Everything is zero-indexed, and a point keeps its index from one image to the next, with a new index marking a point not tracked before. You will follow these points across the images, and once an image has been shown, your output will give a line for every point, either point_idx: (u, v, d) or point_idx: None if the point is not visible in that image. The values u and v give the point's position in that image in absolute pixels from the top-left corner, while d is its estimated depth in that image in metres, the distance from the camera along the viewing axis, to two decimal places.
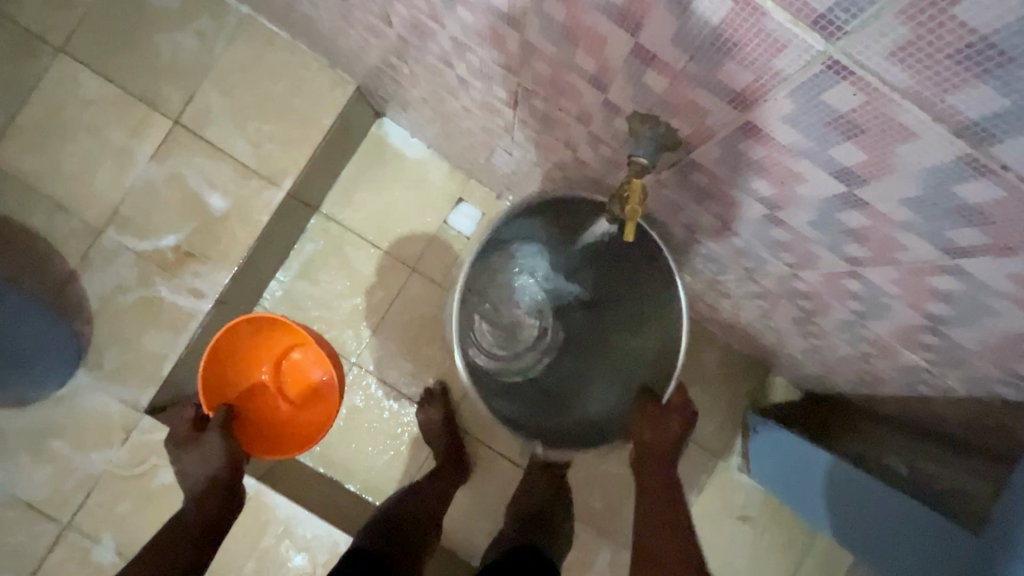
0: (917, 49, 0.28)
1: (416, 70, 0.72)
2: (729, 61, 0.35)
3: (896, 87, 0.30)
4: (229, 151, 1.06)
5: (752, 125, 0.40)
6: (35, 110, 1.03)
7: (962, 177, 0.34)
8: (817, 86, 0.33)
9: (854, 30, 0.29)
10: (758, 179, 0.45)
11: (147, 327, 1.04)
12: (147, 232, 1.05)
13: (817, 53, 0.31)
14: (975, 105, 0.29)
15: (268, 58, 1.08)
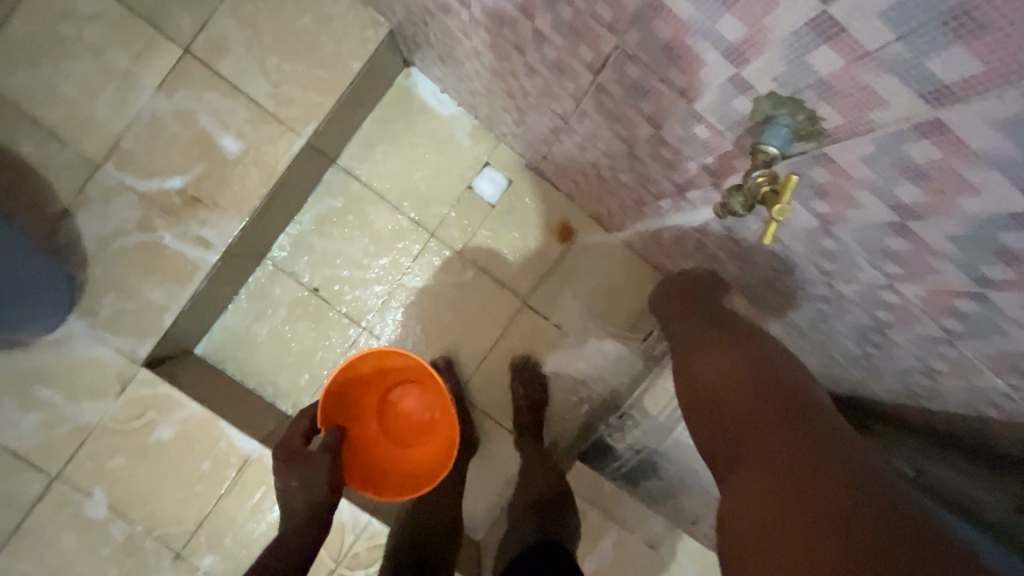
0: None
1: (481, 17, 0.65)
2: (957, 45, 0.29)
3: None
4: (246, 88, 0.97)
5: (943, 123, 0.34)
6: (27, 20, 0.91)
7: None
8: None
9: None
10: (909, 180, 0.40)
11: (149, 275, 0.97)
12: (151, 171, 0.96)
13: None
14: None
15: None
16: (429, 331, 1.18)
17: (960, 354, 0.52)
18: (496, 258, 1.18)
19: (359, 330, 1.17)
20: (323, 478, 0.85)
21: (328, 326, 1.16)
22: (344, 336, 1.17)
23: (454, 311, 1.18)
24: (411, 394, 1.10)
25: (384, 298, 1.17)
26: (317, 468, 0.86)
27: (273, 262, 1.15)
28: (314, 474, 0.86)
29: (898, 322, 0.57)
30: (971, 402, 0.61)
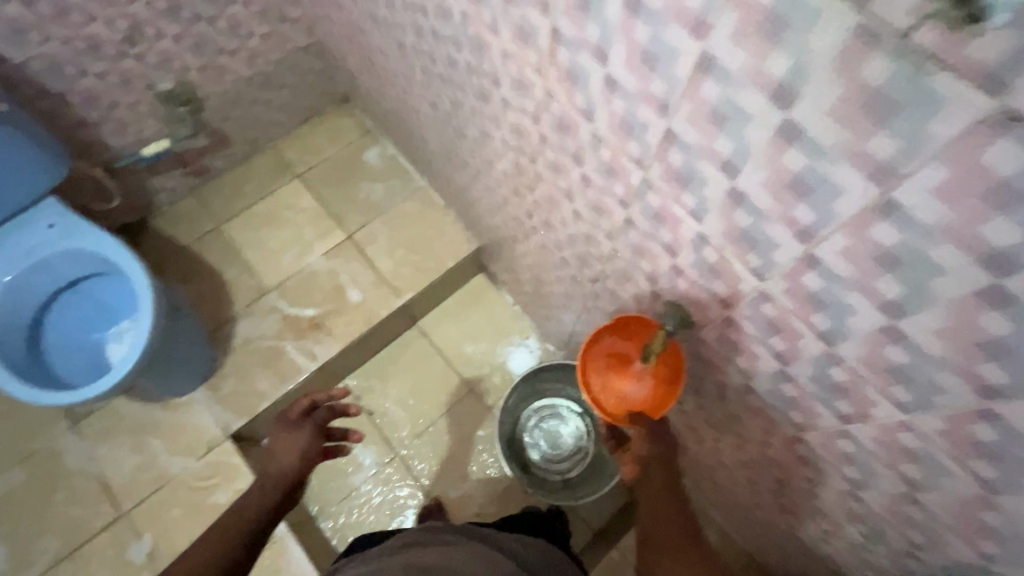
0: (953, 335, 0.40)
1: (535, 247, 1.08)
2: (812, 309, 0.50)
3: (929, 356, 0.43)
4: (376, 265, 1.45)
5: (833, 356, 0.52)
6: (264, 206, 1.50)
7: (974, 423, 0.44)
8: (879, 343, 0.46)
9: (907, 316, 0.42)
10: (776, 393, 0.65)
11: (263, 370, 1.32)
12: (297, 303, 1.40)
13: (884, 323, 0.44)
14: (998, 377, 0.39)
15: (427, 213, 1.50)
16: (448, 470, 1.40)
17: (823, 505, 0.73)
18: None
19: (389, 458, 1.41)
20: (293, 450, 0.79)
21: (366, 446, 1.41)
22: (376, 456, 1.41)
23: (474, 457, 1.41)
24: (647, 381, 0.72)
25: (417, 433, 1.43)
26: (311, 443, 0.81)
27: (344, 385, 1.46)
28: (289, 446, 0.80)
29: (790, 482, 0.78)
30: (859, 564, 0.77)
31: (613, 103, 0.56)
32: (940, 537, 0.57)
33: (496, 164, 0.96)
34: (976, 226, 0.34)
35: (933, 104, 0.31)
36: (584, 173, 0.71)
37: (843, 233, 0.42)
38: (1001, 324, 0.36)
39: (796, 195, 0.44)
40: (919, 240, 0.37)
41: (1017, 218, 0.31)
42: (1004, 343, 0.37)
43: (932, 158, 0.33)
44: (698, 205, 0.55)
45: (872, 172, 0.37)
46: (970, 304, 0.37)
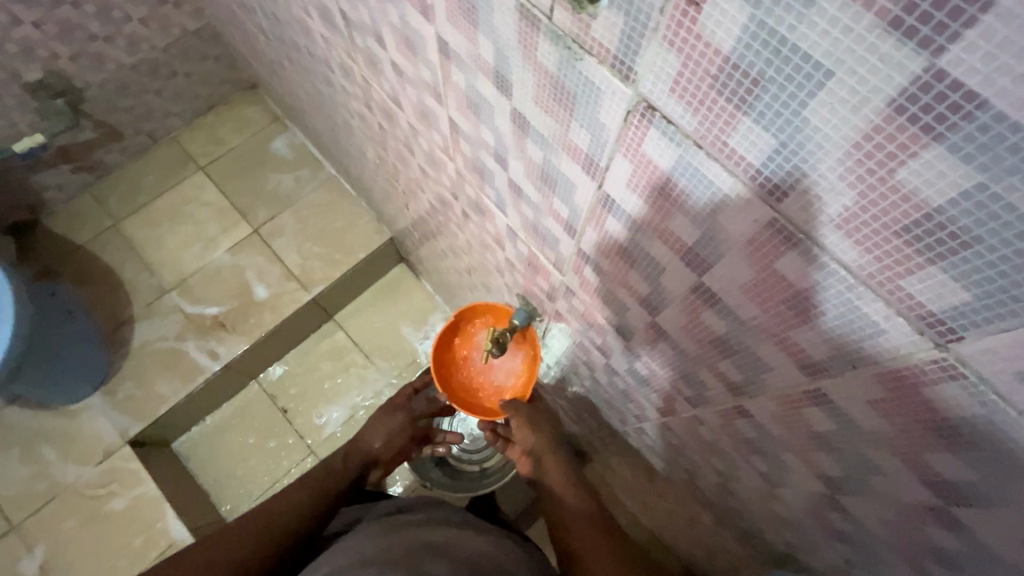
0: (694, 332, 0.38)
1: (423, 237, 1.05)
2: (603, 304, 0.49)
3: (688, 354, 0.41)
4: (283, 259, 1.40)
5: (632, 350, 0.51)
6: (165, 200, 1.44)
7: (736, 418, 0.42)
8: (653, 337, 0.45)
9: (660, 312, 0.40)
10: (614, 384, 0.64)
11: (165, 372, 1.28)
12: (200, 301, 1.35)
13: (649, 318, 0.43)
14: (735, 374, 0.37)
15: (337, 204, 1.45)
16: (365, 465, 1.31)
17: (679, 491, 0.72)
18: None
19: (346, 421, 1.37)
20: (382, 432, 0.73)
21: (313, 427, 1.36)
22: (289, 455, 1.34)
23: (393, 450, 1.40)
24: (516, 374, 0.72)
25: (336, 430, 1.36)
26: (398, 432, 0.75)
27: (269, 376, 1.41)
28: (385, 427, 0.74)
29: (652, 469, 0.77)
30: (720, 547, 0.77)
31: (408, 91, 0.53)
32: (756, 524, 0.56)
33: (367, 154, 0.92)
34: (667, 220, 0.31)
35: (594, 92, 0.28)
36: (420, 165, 0.68)
37: (591, 228, 0.40)
38: (717, 321, 0.34)
39: (550, 189, 0.41)
40: (637, 235, 0.35)
41: (687, 213, 0.29)
42: (725, 340, 0.35)
43: (614, 149, 0.30)
44: (498, 198, 0.52)
45: (586, 166, 0.34)
46: (691, 302, 0.35)
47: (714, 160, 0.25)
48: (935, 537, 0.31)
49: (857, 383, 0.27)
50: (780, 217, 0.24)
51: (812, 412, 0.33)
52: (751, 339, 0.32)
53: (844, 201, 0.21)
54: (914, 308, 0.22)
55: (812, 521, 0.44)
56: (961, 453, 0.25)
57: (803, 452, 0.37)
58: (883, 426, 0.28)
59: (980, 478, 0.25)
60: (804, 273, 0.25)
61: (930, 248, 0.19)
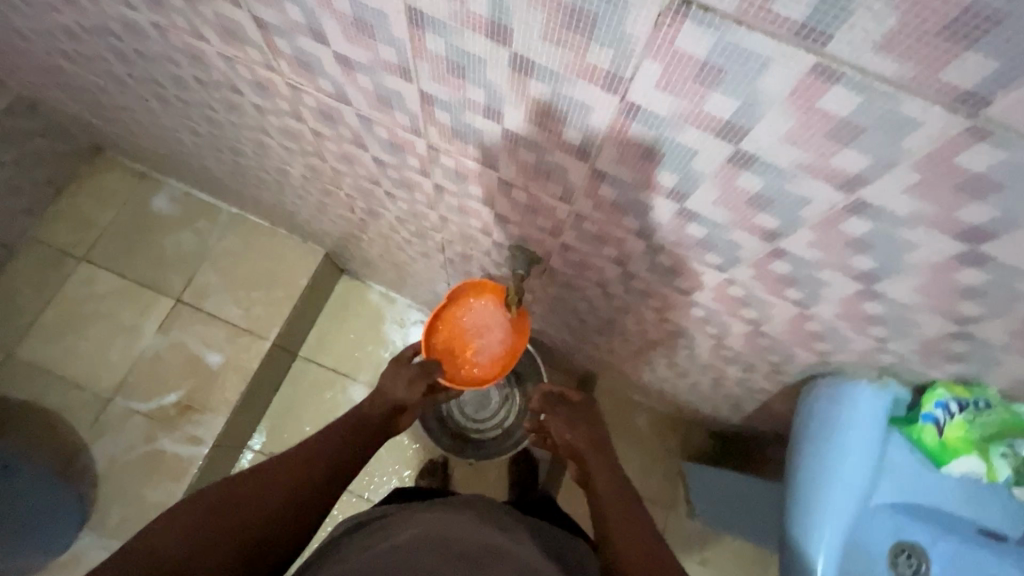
0: (726, 201, 0.43)
1: (375, 236, 1.02)
2: (623, 214, 0.52)
3: (722, 223, 0.46)
4: (223, 316, 1.29)
5: (656, 246, 0.55)
6: (56, 307, 1.26)
7: (772, 261, 0.48)
8: (681, 223, 0.49)
9: (687, 196, 0.45)
10: (632, 288, 0.69)
11: (150, 479, 1.16)
12: (152, 394, 1.22)
13: (675, 206, 0.47)
14: (771, 221, 0.43)
15: (255, 241, 1.34)
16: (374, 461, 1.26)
17: (704, 358, 0.81)
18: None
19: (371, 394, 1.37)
20: (402, 386, 0.72)
21: None
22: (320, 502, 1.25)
23: None
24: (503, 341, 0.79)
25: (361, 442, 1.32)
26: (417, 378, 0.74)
27: (253, 450, 1.32)
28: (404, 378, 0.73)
29: (674, 352, 0.85)
30: (748, 393, 0.87)
31: (360, 80, 0.51)
32: (788, 352, 0.65)
33: (291, 171, 0.86)
34: (702, 103, 0.34)
35: (620, 6, 0.31)
36: (374, 156, 0.66)
37: (610, 143, 0.42)
38: (754, 180, 0.39)
39: (558, 122, 0.43)
40: (666, 130, 0.38)
41: (725, 90, 0.33)
42: (762, 194, 0.40)
43: (643, 56, 0.33)
44: (486, 155, 0.53)
45: (606, 83, 0.36)
46: (727, 171, 0.39)
47: (755, 31, 0.28)
48: (964, 278, 0.40)
49: (899, 179, 0.33)
50: (823, 60, 0.28)
51: (851, 222, 0.39)
52: (791, 183, 0.38)
53: (891, 22, 0.25)
54: (952, 93, 0.27)
55: (846, 321, 0.52)
56: (990, 199, 0.32)
57: (840, 261, 0.44)
58: (921, 206, 0.35)
59: (1004, 212, 0.33)
60: (846, 102, 0.30)
61: (967, 36, 0.25)
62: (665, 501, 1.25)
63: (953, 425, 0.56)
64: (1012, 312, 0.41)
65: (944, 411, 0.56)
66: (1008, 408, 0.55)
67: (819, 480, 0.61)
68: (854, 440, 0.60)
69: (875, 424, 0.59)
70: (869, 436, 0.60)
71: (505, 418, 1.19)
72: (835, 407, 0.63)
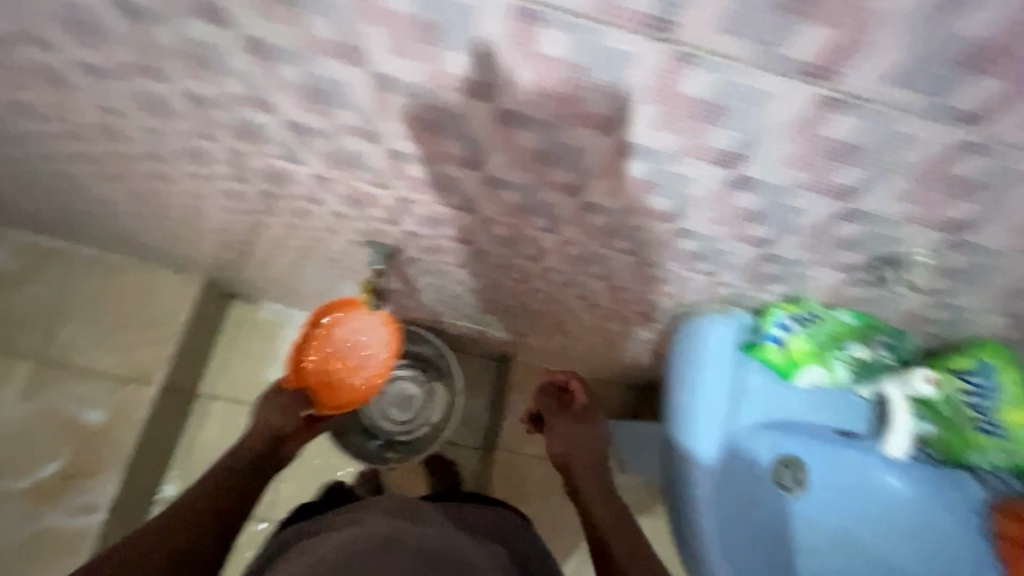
0: (648, 176, 0.48)
1: (274, 247, 0.96)
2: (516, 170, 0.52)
3: (648, 192, 0.50)
4: (100, 369, 1.15)
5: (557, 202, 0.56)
6: None
7: (697, 217, 0.53)
8: (604, 192, 0.51)
9: (609, 180, 0.49)
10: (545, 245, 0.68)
11: (46, 562, 1.04)
12: (27, 468, 1.08)
13: (597, 184, 0.50)
14: (689, 180, 0.47)
15: (126, 276, 1.20)
16: (294, 476, 1.22)
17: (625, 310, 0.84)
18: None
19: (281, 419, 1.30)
20: (294, 413, 0.84)
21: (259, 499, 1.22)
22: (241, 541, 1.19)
23: None
24: (382, 344, 0.93)
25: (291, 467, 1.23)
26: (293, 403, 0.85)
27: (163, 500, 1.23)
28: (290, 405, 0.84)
29: (597, 308, 0.87)
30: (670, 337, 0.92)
31: (230, 76, 0.48)
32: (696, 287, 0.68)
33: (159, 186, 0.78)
34: (587, 96, 0.39)
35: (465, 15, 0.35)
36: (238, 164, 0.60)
37: (519, 134, 0.45)
38: (658, 151, 0.44)
39: (458, 121, 0.46)
40: (565, 120, 0.42)
41: (602, 80, 0.37)
42: (668, 160, 0.45)
43: (514, 54, 0.37)
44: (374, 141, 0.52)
45: (494, 84, 0.40)
46: (636, 148, 0.44)
47: (606, 23, 0.33)
48: (845, 178, 0.44)
49: (777, 118, 0.38)
50: (671, 50, 0.34)
51: (764, 164, 0.43)
52: (687, 153, 0.43)
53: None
54: (789, 35, 0.32)
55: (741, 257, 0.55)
56: (849, 113, 0.37)
57: (762, 201, 0.48)
58: (804, 138, 0.40)
59: (868, 123, 0.37)
60: (707, 73, 0.35)
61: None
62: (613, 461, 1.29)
63: (793, 338, 0.71)
64: (891, 207, 0.46)
65: (782, 330, 0.72)
66: (832, 315, 0.71)
67: (694, 420, 0.74)
68: (712, 377, 0.75)
69: (733, 360, 0.75)
70: (722, 373, 0.75)
71: (430, 415, 1.17)
72: (698, 353, 0.76)
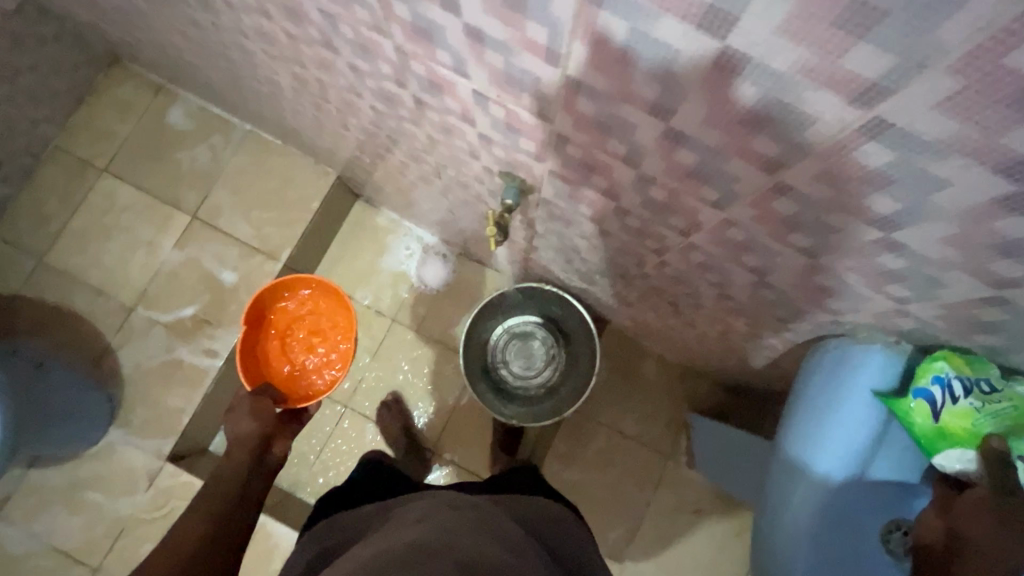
0: (827, 176, 0.35)
1: (376, 159, 0.98)
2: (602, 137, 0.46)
3: (825, 197, 0.37)
4: (236, 235, 1.30)
5: (646, 176, 0.48)
6: (79, 221, 1.29)
7: (888, 235, 0.38)
8: (766, 195, 0.41)
9: (778, 170, 0.37)
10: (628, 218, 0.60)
11: (168, 387, 1.23)
12: (170, 307, 1.27)
13: (759, 179, 0.39)
14: (873, 169, 0.33)
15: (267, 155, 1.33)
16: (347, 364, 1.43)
17: (707, 308, 0.75)
18: (459, 308, 1.39)
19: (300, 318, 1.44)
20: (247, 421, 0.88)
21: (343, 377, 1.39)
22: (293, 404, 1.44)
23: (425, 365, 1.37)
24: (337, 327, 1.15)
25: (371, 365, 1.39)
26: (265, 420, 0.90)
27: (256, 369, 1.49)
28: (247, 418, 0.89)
29: (677, 300, 0.79)
30: (755, 348, 0.82)
31: None
32: (794, 306, 0.58)
33: (282, 83, 0.81)
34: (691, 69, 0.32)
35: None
36: (348, 63, 0.60)
37: (640, 112, 0.39)
38: (818, 135, 0.32)
39: (570, 91, 0.41)
40: (691, 97, 0.34)
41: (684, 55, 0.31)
42: (855, 151, 0.32)
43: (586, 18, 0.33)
44: (454, 60, 0.47)
45: (589, 53, 0.36)
46: (811, 140, 0.33)
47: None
48: None
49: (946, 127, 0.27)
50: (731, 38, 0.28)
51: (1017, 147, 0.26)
52: (870, 146, 0.31)
53: None
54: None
55: (862, 276, 0.45)
56: None
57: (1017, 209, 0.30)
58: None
59: None
60: (855, 59, 0.26)
61: None
62: (661, 449, 1.22)
63: (953, 404, 0.51)
64: None
65: (943, 389, 0.51)
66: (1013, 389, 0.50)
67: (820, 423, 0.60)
68: (835, 437, 0.59)
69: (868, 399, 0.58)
70: (849, 442, 0.58)
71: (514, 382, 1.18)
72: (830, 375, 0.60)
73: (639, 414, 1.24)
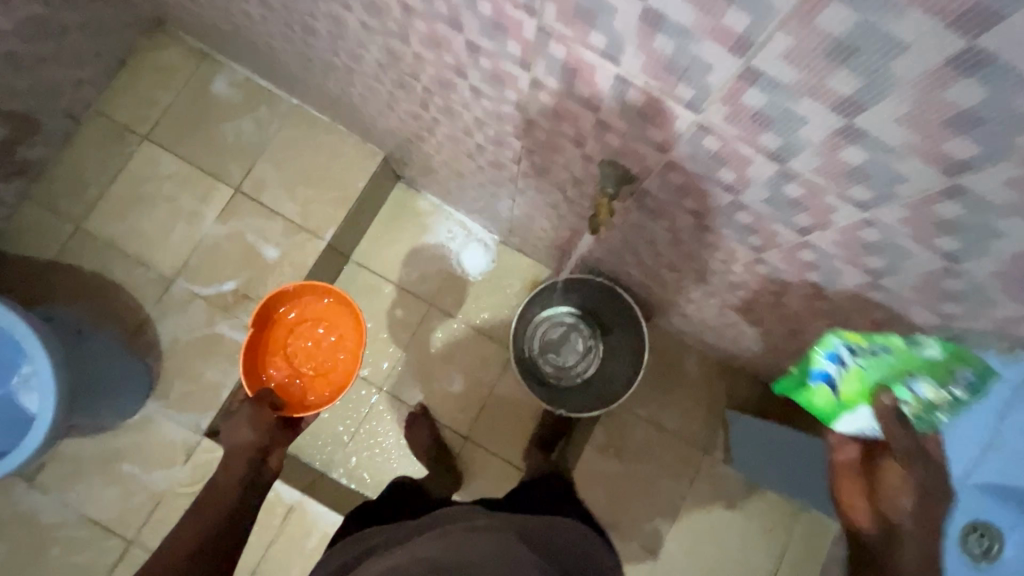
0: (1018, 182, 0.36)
1: (443, 141, 0.97)
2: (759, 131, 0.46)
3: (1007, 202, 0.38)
4: (280, 212, 1.27)
5: (789, 171, 0.48)
6: (118, 188, 1.26)
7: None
8: (931, 200, 0.42)
9: (964, 172, 0.38)
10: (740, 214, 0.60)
11: (207, 359, 1.22)
12: (211, 279, 1.24)
13: (932, 181, 0.40)
14: None
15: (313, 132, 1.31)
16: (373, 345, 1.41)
17: (789, 307, 0.75)
18: (498, 294, 1.38)
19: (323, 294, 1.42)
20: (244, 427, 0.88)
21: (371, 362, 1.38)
22: None
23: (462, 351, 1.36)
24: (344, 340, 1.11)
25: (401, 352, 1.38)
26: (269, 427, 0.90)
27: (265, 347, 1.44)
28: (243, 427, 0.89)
29: (755, 297, 0.79)
30: None
31: None
32: (902, 308, 0.59)
33: (368, 58, 0.79)
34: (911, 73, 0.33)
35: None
36: (468, 40, 0.59)
37: (825, 114, 0.40)
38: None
39: (746, 88, 0.42)
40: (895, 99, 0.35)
41: (905, 61, 0.33)
42: None
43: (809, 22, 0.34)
44: (610, 44, 0.46)
45: (792, 56, 0.37)
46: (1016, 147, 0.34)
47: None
48: None
49: None
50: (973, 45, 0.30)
51: None
52: None
53: None
54: None
55: (1003, 283, 0.46)
56: None
57: None
58: None
59: None
60: None
61: None
62: (699, 444, 1.24)
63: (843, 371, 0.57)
64: None
65: (834, 362, 0.58)
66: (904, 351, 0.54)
67: None
68: None
69: None
70: None
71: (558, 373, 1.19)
72: None
73: (678, 408, 1.25)
